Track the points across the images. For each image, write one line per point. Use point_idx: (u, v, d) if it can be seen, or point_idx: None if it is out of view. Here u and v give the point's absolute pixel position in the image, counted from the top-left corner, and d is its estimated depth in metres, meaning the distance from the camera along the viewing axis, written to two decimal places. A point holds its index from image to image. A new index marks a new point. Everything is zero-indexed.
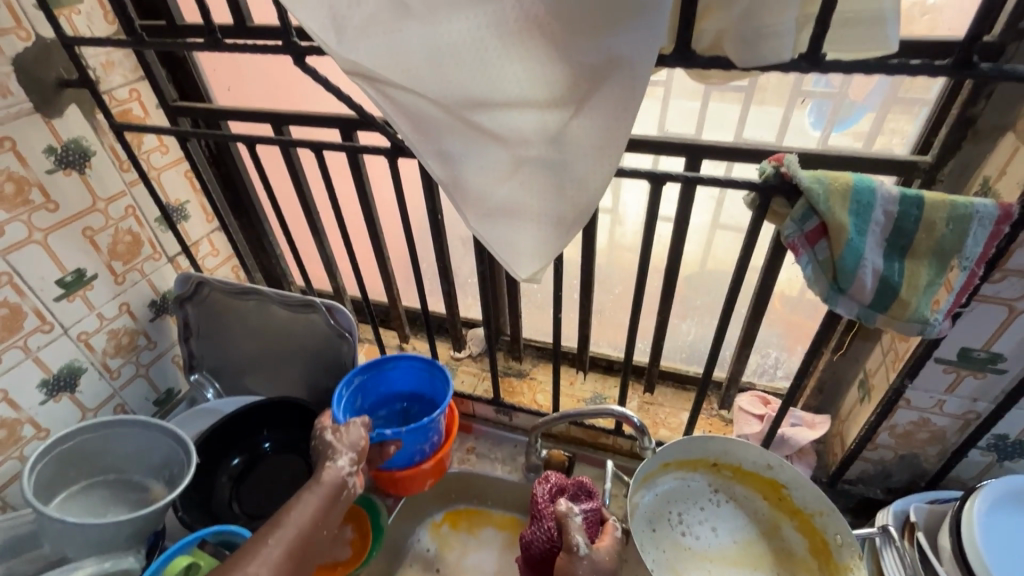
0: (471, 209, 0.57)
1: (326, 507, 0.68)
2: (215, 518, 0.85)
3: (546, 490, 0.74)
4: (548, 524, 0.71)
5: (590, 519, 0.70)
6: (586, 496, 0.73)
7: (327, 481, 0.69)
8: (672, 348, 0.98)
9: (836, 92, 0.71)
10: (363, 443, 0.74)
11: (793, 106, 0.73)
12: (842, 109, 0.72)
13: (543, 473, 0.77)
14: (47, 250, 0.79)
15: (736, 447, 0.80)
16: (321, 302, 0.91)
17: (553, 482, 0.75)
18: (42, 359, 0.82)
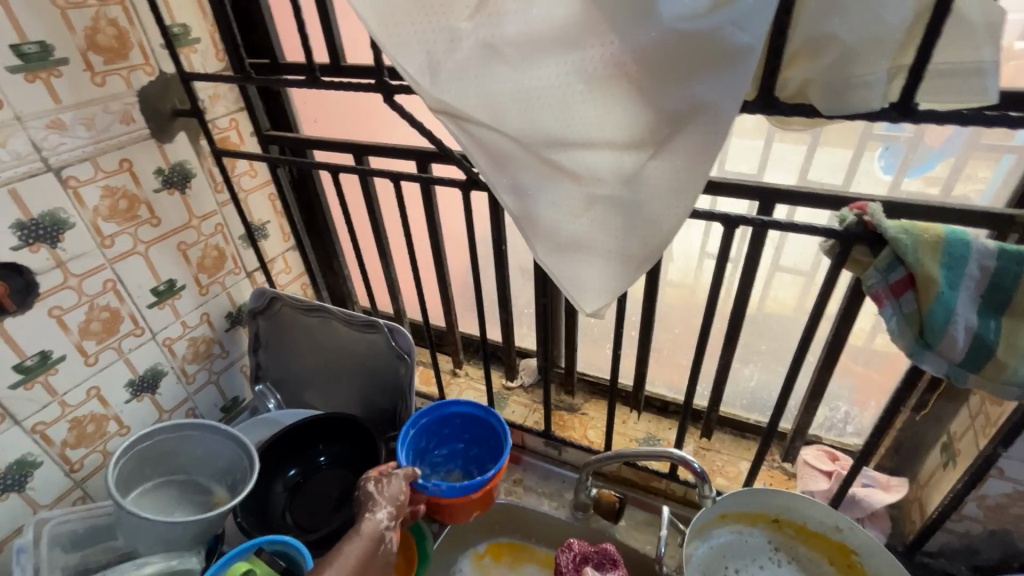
0: (542, 242, 0.59)
1: (365, 559, 0.72)
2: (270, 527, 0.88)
3: (570, 560, 0.75)
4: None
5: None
6: (610, 564, 0.74)
7: (366, 533, 0.73)
8: (732, 394, 0.95)
9: (909, 137, 0.69)
10: (401, 497, 0.78)
11: (872, 151, 0.72)
12: (918, 152, 0.69)
13: (565, 539, 0.77)
14: (147, 260, 0.87)
15: (801, 504, 0.76)
16: (384, 323, 0.94)
17: (576, 550, 0.75)
18: (131, 360, 0.89)
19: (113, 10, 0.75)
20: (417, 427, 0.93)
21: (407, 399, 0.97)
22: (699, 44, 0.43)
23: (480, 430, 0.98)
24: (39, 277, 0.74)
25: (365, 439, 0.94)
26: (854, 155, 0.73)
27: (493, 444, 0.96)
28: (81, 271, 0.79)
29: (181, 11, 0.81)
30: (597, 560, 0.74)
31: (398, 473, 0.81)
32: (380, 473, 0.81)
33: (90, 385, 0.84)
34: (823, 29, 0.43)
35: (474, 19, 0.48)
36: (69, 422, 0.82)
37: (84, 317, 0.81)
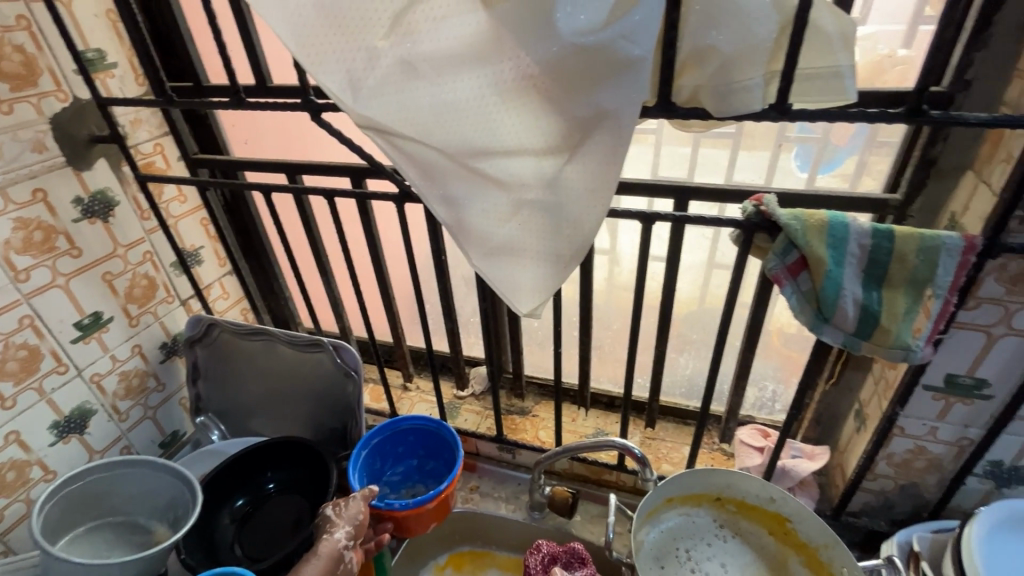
0: (475, 248, 0.61)
1: None
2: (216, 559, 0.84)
3: (539, 561, 0.75)
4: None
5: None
6: (579, 563, 0.75)
7: (325, 554, 0.73)
8: (672, 383, 1.00)
9: (818, 138, 0.75)
10: (361, 517, 0.77)
11: (789, 152, 0.78)
12: (828, 152, 0.76)
13: (534, 541, 0.78)
14: (68, 293, 0.83)
15: (737, 480, 0.81)
16: (328, 341, 0.93)
17: (545, 551, 0.76)
18: (54, 401, 0.84)
19: (19, 36, 0.72)
20: (369, 448, 0.92)
21: (357, 416, 0.96)
22: (597, 56, 0.47)
23: (433, 443, 0.98)
24: None
25: (314, 460, 0.92)
26: (768, 156, 0.79)
27: (448, 456, 0.97)
28: None
29: (95, 36, 0.79)
30: (565, 560, 0.75)
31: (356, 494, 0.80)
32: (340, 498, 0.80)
33: (9, 430, 0.78)
34: (704, 40, 0.48)
35: (390, 37, 0.50)
36: None
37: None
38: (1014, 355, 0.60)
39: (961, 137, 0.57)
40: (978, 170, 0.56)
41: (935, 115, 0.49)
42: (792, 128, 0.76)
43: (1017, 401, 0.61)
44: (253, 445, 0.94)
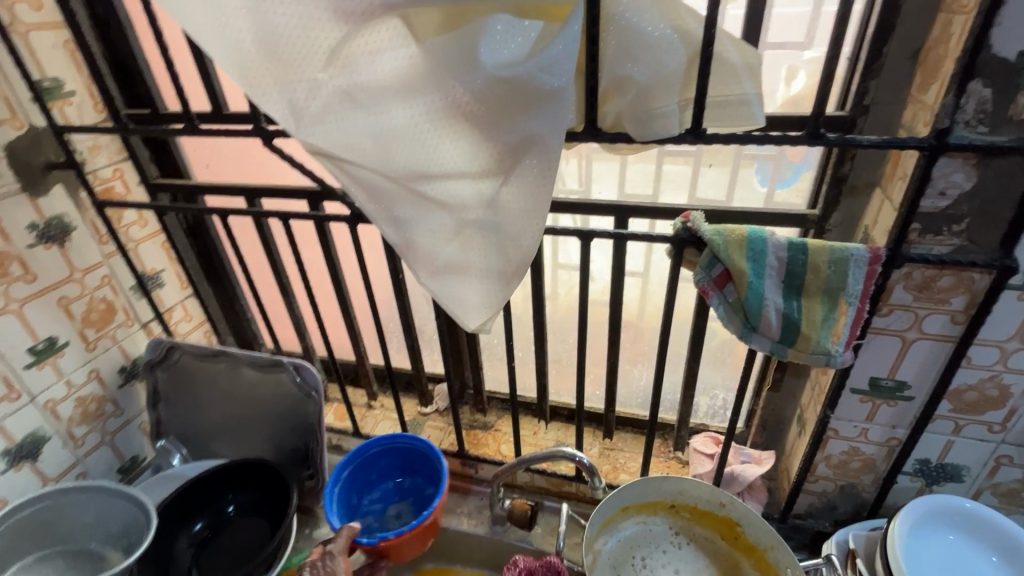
0: (422, 267, 0.64)
1: None
2: None
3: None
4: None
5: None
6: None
7: None
8: (628, 394, 1.02)
9: (774, 155, 0.78)
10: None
11: (749, 167, 0.81)
12: (784, 168, 0.79)
13: (511, 556, 0.76)
14: (22, 319, 0.83)
15: (687, 486, 0.84)
16: (288, 360, 0.94)
17: (522, 565, 0.75)
18: (6, 428, 0.83)
19: None
20: (342, 481, 0.92)
21: (319, 436, 0.96)
22: (520, 86, 0.51)
23: (407, 460, 0.99)
24: None
25: (276, 480, 0.92)
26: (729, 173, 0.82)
27: (424, 470, 0.98)
28: None
29: (51, 65, 0.81)
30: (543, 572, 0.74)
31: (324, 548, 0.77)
32: (313, 554, 0.77)
33: None
34: (622, 72, 0.52)
35: (329, 70, 0.53)
36: None
37: None
38: (928, 358, 0.64)
39: (866, 157, 0.62)
40: (884, 186, 0.61)
41: (831, 138, 0.53)
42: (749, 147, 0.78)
43: (934, 402, 0.65)
44: (212, 468, 0.94)
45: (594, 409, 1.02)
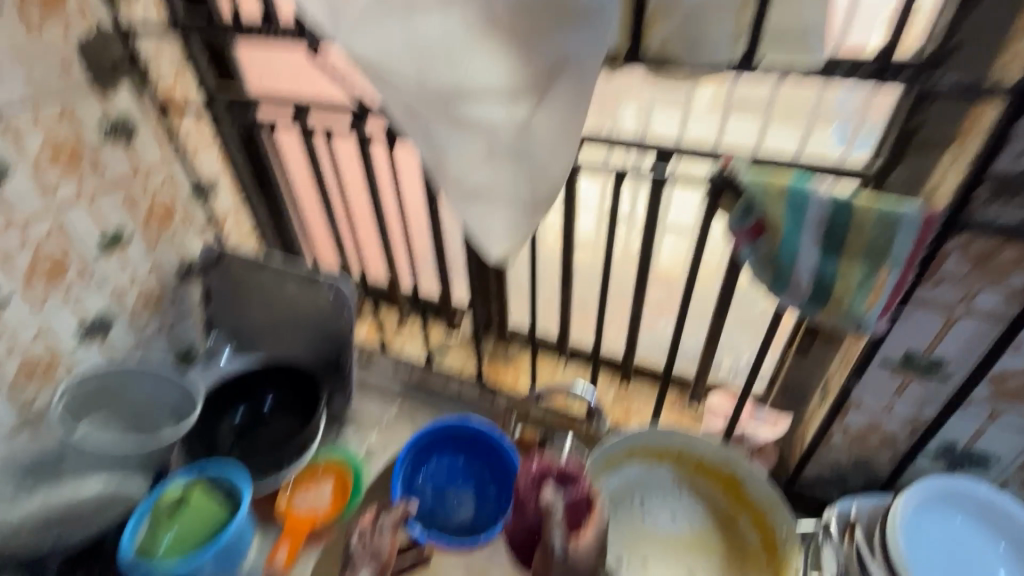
0: (451, 191, 0.63)
1: None
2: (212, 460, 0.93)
3: (528, 479, 0.76)
4: (531, 511, 0.76)
5: (572, 505, 0.71)
6: (571, 484, 0.73)
7: None
8: (650, 344, 1.02)
9: (856, 114, 0.67)
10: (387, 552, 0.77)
11: (826, 125, 0.69)
12: (863, 130, 0.67)
13: (526, 459, 0.77)
14: (92, 209, 0.90)
15: (696, 439, 0.84)
16: (325, 278, 1.00)
17: (534, 470, 0.76)
18: (80, 306, 0.92)
19: None
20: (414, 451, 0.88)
21: (350, 349, 1.02)
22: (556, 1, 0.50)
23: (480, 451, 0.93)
24: None
25: (312, 385, 1.02)
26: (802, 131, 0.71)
27: (499, 462, 0.91)
28: (26, 216, 0.82)
29: None
30: (557, 477, 0.74)
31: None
32: (365, 525, 0.79)
33: (38, 327, 0.87)
34: None
35: None
36: (20, 360, 0.86)
37: (28, 261, 0.84)
38: (974, 336, 0.59)
39: (945, 106, 0.57)
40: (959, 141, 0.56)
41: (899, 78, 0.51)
42: (831, 98, 0.67)
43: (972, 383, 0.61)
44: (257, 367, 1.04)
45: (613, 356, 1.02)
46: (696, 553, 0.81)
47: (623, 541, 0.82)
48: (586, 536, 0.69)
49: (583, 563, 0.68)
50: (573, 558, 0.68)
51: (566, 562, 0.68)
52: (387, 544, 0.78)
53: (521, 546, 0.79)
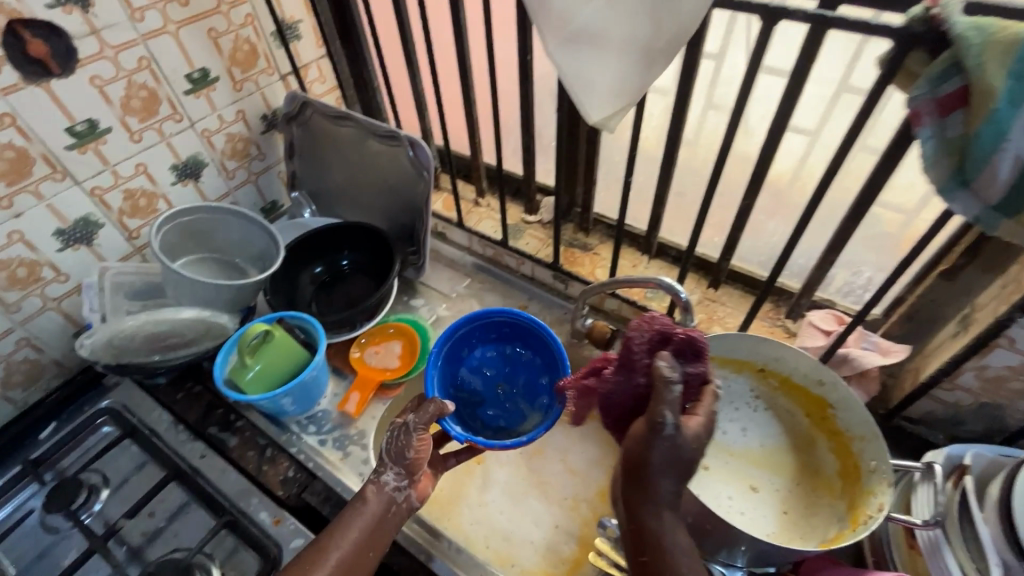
0: (553, 32, 0.56)
1: (372, 527, 0.64)
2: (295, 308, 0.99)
3: (644, 336, 0.61)
4: (638, 379, 0.60)
5: (687, 383, 0.59)
6: (693, 357, 0.59)
7: (371, 499, 0.66)
8: (751, 249, 0.88)
9: None
10: (411, 459, 0.68)
11: None
12: None
13: (648, 313, 0.62)
14: (178, 42, 0.87)
15: (786, 354, 0.76)
16: (405, 136, 0.94)
17: (656, 328, 0.61)
18: (173, 145, 0.94)
19: None
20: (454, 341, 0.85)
21: (424, 218, 1.00)
22: None
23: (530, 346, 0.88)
24: (76, 42, 0.76)
25: (383, 246, 1.00)
26: None
27: (546, 351, 0.86)
28: (117, 43, 0.81)
29: None
30: (678, 348, 0.60)
31: (393, 493, 0.67)
32: (399, 441, 0.68)
33: (137, 162, 0.90)
34: None
35: None
36: (123, 192, 0.90)
37: (124, 92, 0.84)
38: None
39: None
40: None
41: None
42: None
43: None
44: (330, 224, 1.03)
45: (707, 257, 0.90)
46: (762, 468, 0.77)
47: None
48: (697, 414, 0.57)
49: (690, 447, 0.53)
50: (680, 440, 0.52)
51: (670, 444, 0.52)
52: (420, 459, 0.68)
53: (611, 416, 0.64)
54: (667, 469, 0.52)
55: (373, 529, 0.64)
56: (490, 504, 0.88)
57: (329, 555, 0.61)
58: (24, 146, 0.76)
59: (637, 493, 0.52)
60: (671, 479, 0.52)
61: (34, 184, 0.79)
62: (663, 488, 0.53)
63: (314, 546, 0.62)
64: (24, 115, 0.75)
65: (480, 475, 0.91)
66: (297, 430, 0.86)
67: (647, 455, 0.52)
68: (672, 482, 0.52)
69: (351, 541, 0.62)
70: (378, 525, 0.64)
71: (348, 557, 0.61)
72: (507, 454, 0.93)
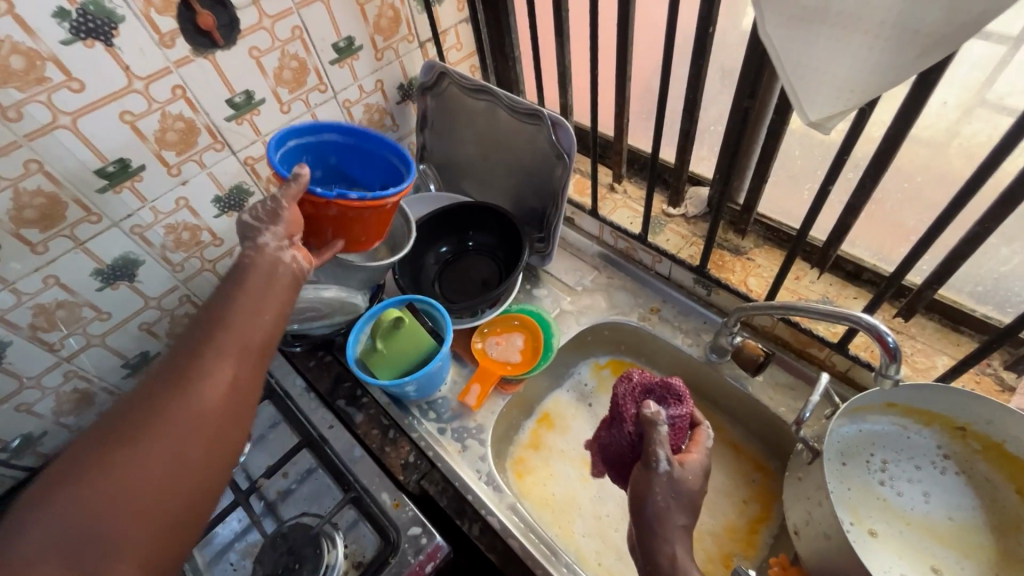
0: (777, 11, 0.45)
1: (266, 269, 0.58)
2: (421, 289, 0.98)
3: (628, 391, 0.66)
4: (627, 429, 0.63)
5: (675, 426, 0.63)
6: (676, 403, 0.64)
7: (259, 250, 0.59)
8: (964, 276, 0.71)
9: None
10: (290, 211, 0.61)
11: None
12: None
13: (624, 370, 0.68)
14: (328, 10, 0.85)
15: (1006, 420, 0.61)
16: (547, 114, 0.86)
17: (636, 381, 0.66)
18: (317, 116, 0.94)
19: None
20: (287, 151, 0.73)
21: (559, 204, 0.93)
22: None
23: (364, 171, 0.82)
24: (238, 13, 0.76)
25: (511, 232, 0.96)
26: None
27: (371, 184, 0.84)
28: (274, 13, 0.80)
29: None
30: (659, 396, 0.65)
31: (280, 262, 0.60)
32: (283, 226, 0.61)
33: None
34: None
35: None
36: (271, 161, 0.93)
37: (277, 63, 0.84)
38: None
39: None
40: None
41: None
42: None
43: None
44: (457, 203, 1.00)
45: (878, 269, 0.78)
46: (950, 548, 0.64)
47: (847, 500, 0.68)
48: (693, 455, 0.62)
49: (687, 484, 0.58)
50: (677, 477, 0.58)
51: (668, 480, 0.58)
52: (298, 224, 0.62)
53: (613, 467, 0.66)
54: (669, 503, 0.58)
55: (266, 334, 0.56)
56: (605, 517, 0.84)
57: (229, 325, 0.53)
58: (192, 117, 0.79)
59: (647, 528, 0.58)
60: (677, 511, 0.58)
61: (199, 153, 0.83)
62: (673, 523, 0.58)
63: (197, 339, 0.52)
64: (192, 87, 0.78)
65: (595, 486, 0.87)
66: (417, 415, 0.86)
67: (650, 494, 0.58)
68: (678, 514, 0.58)
69: (227, 355, 0.51)
70: (271, 282, 0.58)
71: (239, 357, 0.52)
72: None
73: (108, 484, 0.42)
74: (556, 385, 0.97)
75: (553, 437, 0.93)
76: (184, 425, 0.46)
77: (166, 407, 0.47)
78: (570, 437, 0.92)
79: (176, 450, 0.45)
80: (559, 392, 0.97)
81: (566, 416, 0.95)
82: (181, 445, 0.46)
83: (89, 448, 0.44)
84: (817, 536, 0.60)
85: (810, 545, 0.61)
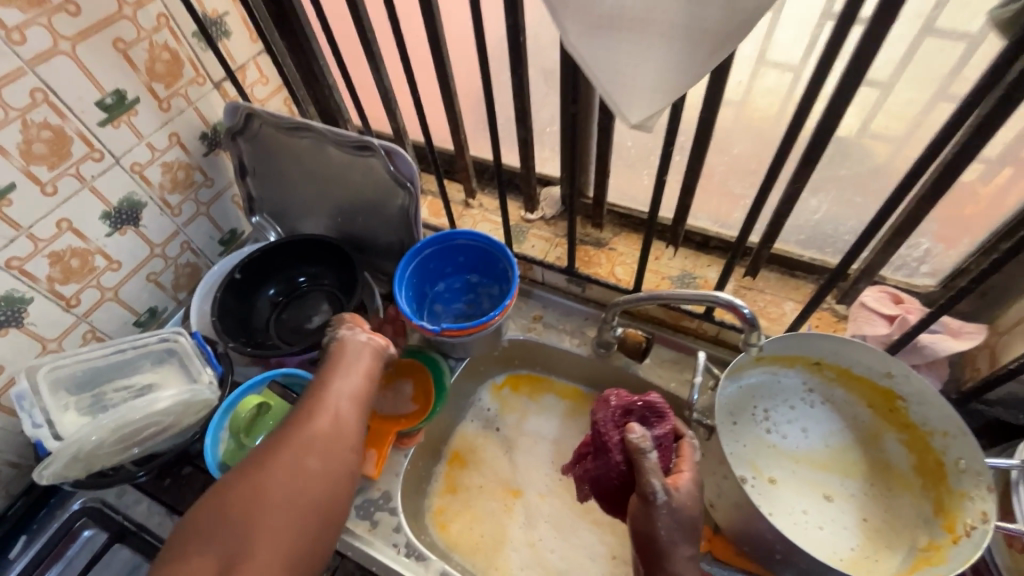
0: (574, 16, 0.43)
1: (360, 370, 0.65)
2: (248, 333, 0.86)
3: (609, 416, 0.63)
4: (615, 458, 0.61)
5: (661, 447, 0.61)
6: (656, 422, 0.62)
7: (352, 353, 0.66)
8: (789, 228, 0.79)
9: None
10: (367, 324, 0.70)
11: None
12: None
13: (602, 394, 0.65)
14: (78, 63, 0.69)
15: (850, 348, 0.68)
16: (379, 144, 0.78)
17: (616, 405, 0.64)
18: (98, 189, 0.77)
19: None
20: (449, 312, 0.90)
21: (413, 230, 0.86)
22: None
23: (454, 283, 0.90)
24: None
25: (345, 265, 0.87)
26: None
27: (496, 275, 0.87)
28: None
29: None
30: (640, 416, 0.63)
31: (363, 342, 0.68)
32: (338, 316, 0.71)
33: (58, 218, 0.74)
34: None
35: None
36: (48, 256, 0.74)
37: (21, 136, 0.67)
38: None
39: None
40: None
41: None
42: None
43: None
44: (280, 244, 0.89)
45: (720, 234, 0.83)
46: (832, 473, 0.71)
47: (746, 456, 0.72)
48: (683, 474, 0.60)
49: (687, 509, 0.56)
50: (676, 506, 0.55)
51: (669, 510, 0.55)
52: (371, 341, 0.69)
53: (609, 500, 0.64)
54: (674, 535, 0.55)
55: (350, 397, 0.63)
56: (539, 542, 0.81)
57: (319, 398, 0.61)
58: None
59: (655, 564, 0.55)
60: (684, 543, 0.55)
61: None
62: (679, 555, 0.55)
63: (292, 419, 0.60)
64: None
65: (522, 515, 0.83)
66: None
67: (654, 529, 0.55)
68: (684, 545, 0.55)
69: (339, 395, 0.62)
70: (357, 363, 0.66)
71: (322, 436, 0.58)
72: (547, 483, 0.86)
73: (262, 487, 0.53)
74: (459, 419, 0.92)
75: (467, 476, 0.87)
76: (281, 487, 0.53)
77: (264, 468, 0.55)
78: (485, 471, 0.88)
79: (280, 484, 0.54)
80: (464, 426, 0.92)
81: (475, 449, 0.90)
82: (291, 471, 0.55)
83: (201, 515, 0.52)
84: (729, 505, 0.63)
85: (727, 516, 0.64)
